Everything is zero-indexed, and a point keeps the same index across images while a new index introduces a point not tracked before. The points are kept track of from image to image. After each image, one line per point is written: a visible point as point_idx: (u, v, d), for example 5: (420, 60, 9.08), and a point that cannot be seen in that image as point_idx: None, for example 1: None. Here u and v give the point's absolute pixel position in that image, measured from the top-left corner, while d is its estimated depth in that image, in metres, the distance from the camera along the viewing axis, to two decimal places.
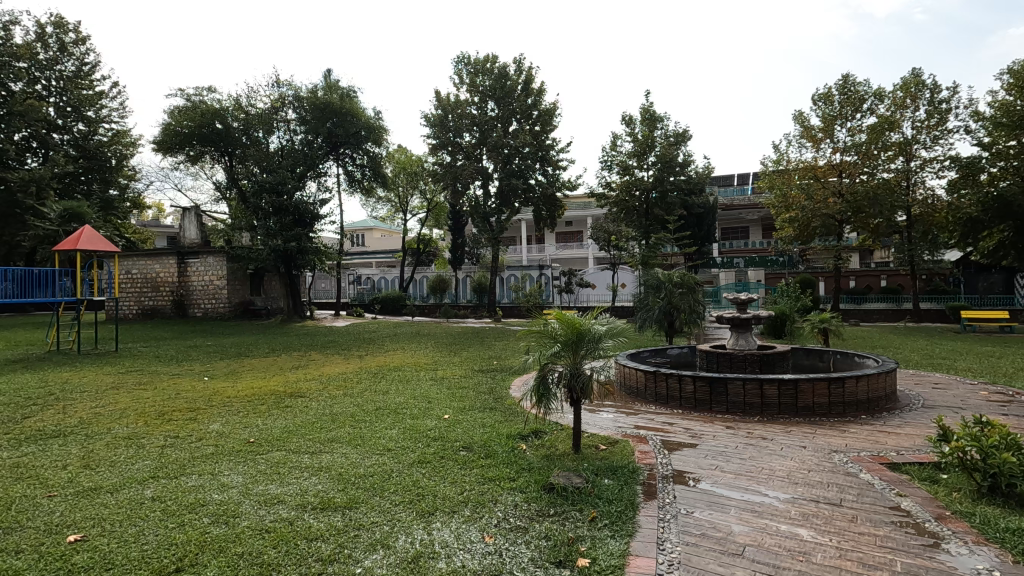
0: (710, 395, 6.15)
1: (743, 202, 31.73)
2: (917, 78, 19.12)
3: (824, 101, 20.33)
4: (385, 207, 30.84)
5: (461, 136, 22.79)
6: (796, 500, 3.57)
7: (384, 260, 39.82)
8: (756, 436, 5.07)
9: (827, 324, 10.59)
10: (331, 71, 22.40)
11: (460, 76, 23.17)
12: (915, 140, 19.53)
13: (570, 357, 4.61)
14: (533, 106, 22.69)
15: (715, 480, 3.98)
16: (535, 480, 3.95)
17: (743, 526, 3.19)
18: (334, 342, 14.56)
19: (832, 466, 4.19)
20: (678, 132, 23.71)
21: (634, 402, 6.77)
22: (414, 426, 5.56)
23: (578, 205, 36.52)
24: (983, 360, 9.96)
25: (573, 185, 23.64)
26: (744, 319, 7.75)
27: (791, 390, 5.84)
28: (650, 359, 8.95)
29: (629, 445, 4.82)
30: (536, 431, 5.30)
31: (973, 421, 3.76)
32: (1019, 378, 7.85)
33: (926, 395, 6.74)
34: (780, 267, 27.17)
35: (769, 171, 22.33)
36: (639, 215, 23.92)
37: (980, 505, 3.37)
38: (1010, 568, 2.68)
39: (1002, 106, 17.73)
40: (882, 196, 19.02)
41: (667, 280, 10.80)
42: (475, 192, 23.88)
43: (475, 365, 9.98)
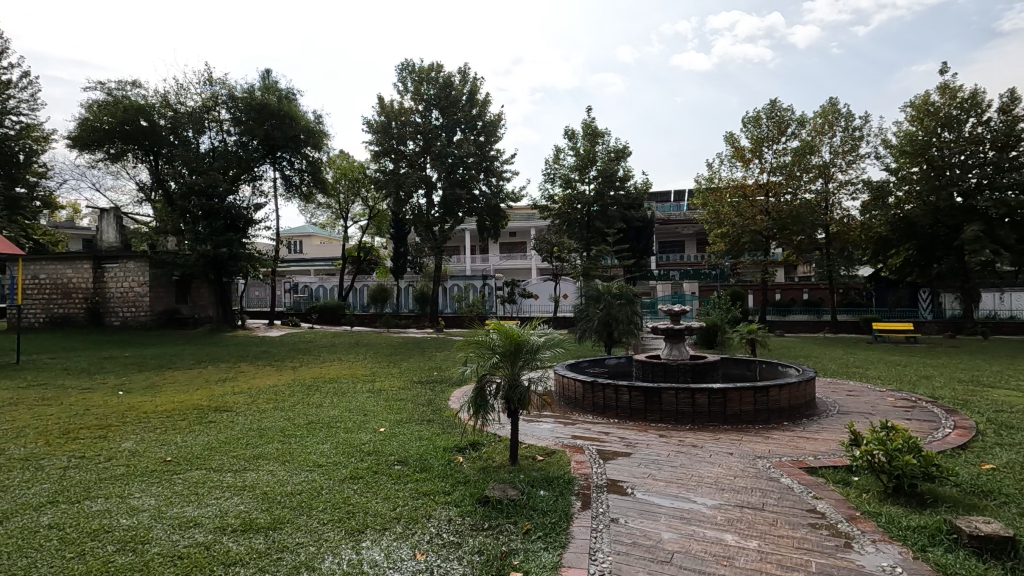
0: (646, 403, 6.31)
1: (679, 217, 33.06)
2: (834, 107, 20.61)
3: (753, 124, 21.54)
4: (324, 213, 29.94)
5: (405, 144, 22.49)
6: (723, 505, 3.70)
7: (324, 268, 38.68)
8: (687, 444, 5.24)
9: (754, 334, 11.17)
10: (269, 71, 21.63)
11: (404, 84, 22.92)
12: (832, 164, 21.01)
13: (508, 368, 4.59)
14: (478, 116, 22.77)
15: (648, 488, 4.06)
16: (470, 493, 3.89)
17: (672, 533, 3.27)
18: (265, 353, 13.91)
19: (756, 472, 4.38)
20: (618, 148, 24.37)
21: (573, 411, 6.85)
22: (347, 440, 5.39)
23: (522, 216, 36.83)
24: (892, 368, 10.77)
25: (516, 196, 23.82)
26: (678, 330, 8.01)
27: (720, 398, 6.07)
28: (589, 368, 9.10)
29: (565, 455, 4.87)
30: (474, 443, 5.26)
31: (880, 426, 4.02)
32: (921, 386, 8.54)
33: (841, 401, 7.21)
34: (712, 280, 28.42)
35: (702, 188, 23.35)
36: (580, 227, 24.44)
37: (886, 505, 3.61)
38: (910, 564, 2.87)
39: (906, 135, 19.45)
40: (805, 214, 20.30)
41: (606, 291, 11.07)
42: (418, 201, 23.67)
43: (415, 376, 9.79)
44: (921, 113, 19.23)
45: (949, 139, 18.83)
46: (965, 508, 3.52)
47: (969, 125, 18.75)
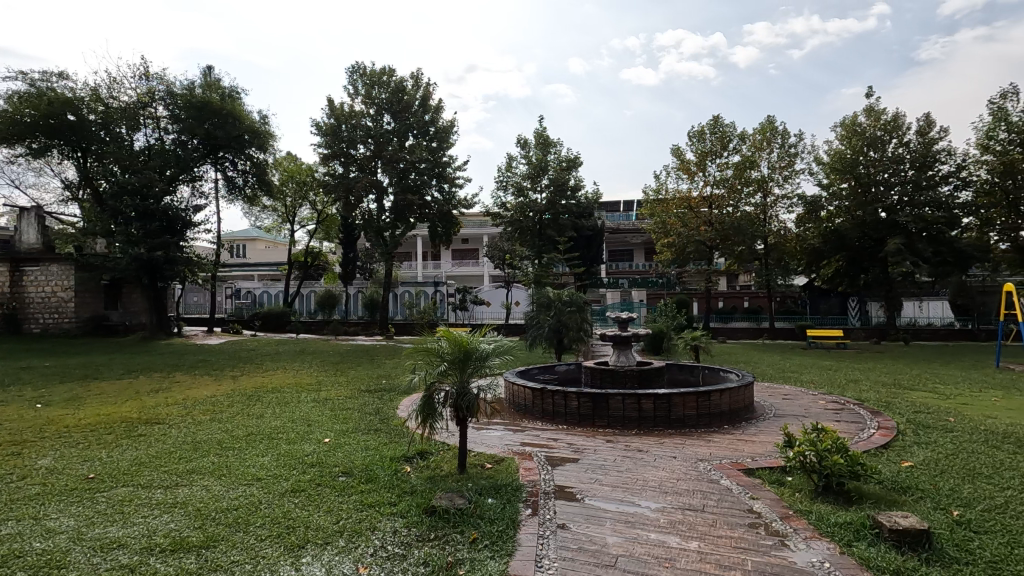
0: (594, 409, 6.40)
1: (628, 226, 33.89)
2: (772, 125, 21.69)
3: (698, 138, 22.39)
4: (269, 216, 28.94)
5: (355, 147, 22.11)
6: (666, 508, 3.79)
7: (269, 273, 37.33)
8: (633, 449, 5.35)
9: (698, 341, 11.55)
10: (211, 68, 20.81)
11: (354, 87, 22.53)
12: (771, 178, 22.08)
13: (457, 375, 4.56)
14: (430, 122, 22.62)
15: (595, 494, 4.11)
16: (417, 503, 3.82)
17: (617, 537, 3.33)
18: (203, 362, 13.27)
19: (698, 474, 4.52)
20: (570, 158, 24.80)
21: (522, 418, 6.87)
22: (289, 452, 5.19)
23: (474, 223, 36.80)
24: (824, 373, 11.37)
25: (468, 203, 23.77)
26: (625, 337, 8.18)
27: (665, 404, 6.23)
28: (539, 375, 9.16)
29: (514, 463, 4.87)
30: (422, 452, 5.18)
31: (812, 428, 4.23)
32: (850, 389, 9.05)
33: (777, 405, 7.55)
34: (659, 288, 29.25)
35: (649, 199, 24.04)
36: (533, 235, 24.62)
37: (816, 503, 3.80)
38: (838, 558, 3.03)
39: (836, 153, 20.71)
40: (745, 226, 21.25)
41: (557, 299, 11.19)
42: (368, 206, 23.26)
43: (363, 385, 9.57)
44: (849, 133, 20.51)
45: (874, 157, 20.18)
46: (887, 504, 3.75)
47: (892, 146, 20.17)
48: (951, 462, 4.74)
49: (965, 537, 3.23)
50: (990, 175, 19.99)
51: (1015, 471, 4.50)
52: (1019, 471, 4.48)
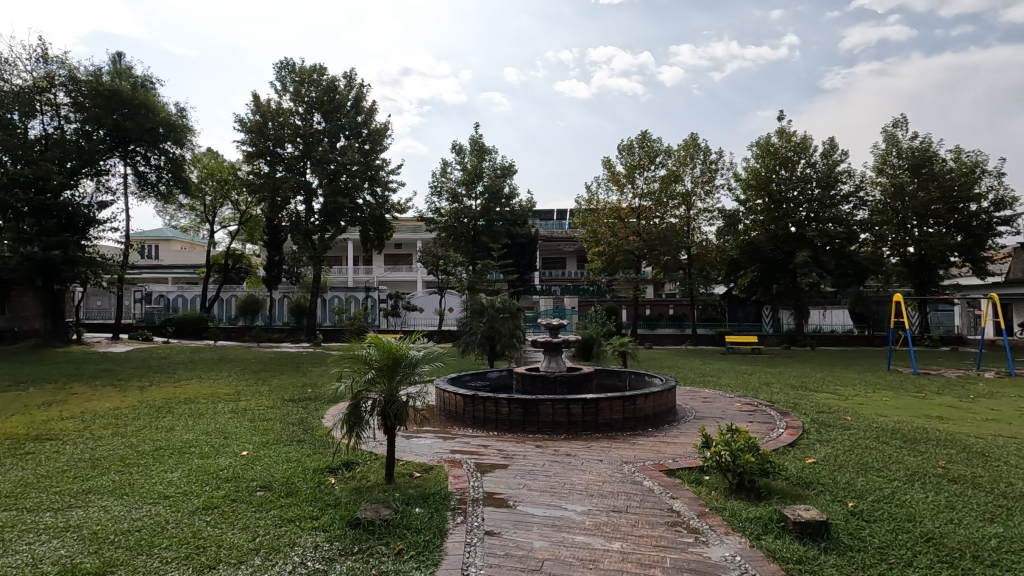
0: (524, 415, 6.45)
1: (561, 235, 34.61)
2: (695, 142, 22.87)
3: (627, 151, 23.24)
4: (186, 215, 27.19)
5: (283, 147, 21.25)
6: (592, 511, 3.88)
7: (184, 275, 34.95)
8: (562, 453, 5.44)
9: (625, 347, 11.95)
10: (121, 54, 19.32)
11: (282, 83, 21.64)
12: (694, 192, 23.23)
13: (385, 383, 4.45)
14: (363, 124, 22.08)
15: (523, 499, 4.15)
16: (340, 516, 3.69)
17: (543, 541, 3.37)
18: (106, 371, 12.20)
19: (622, 477, 4.66)
20: (504, 165, 25.01)
21: (453, 426, 6.82)
22: (202, 467, 4.87)
23: (408, 228, 36.26)
24: (739, 377, 12.08)
25: (402, 207, 23.39)
26: (556, 343, 8.32)
27: (593, 408, 6.39)
28: (472, 382, 9.12)
29: (443, 471, 4.83)
30: (347, 463, 5.02)
31: (727, 429, 4.47)
32: (762, 392, 9.67)
33: (698, 408, 7.92)
34: (590, 295, 30.00)
35: (581, 209, 24.65)
36: (466, 241, 24.53)
37: (730, 500, 4.03)
38: (748, 551, 3.22)
39: (752, 171, 22.16)
40: (670, 237, 22.25)
41: (489, 305, 11.22)
42: (296, 207, 22.40)
43: (286, 394, 9.14)
44: (764, 153, 22.00)
45: (785, 176, 21.78)
46: (792, 498, 4.03)
47: (801, 166, 21.83)
48: (847, 457, 5.17)
49: (858, 526, 3.53)
50: (883, 196, 22.08)
51: (900, 464, 4.97)
52: (903, 464, 4.96)
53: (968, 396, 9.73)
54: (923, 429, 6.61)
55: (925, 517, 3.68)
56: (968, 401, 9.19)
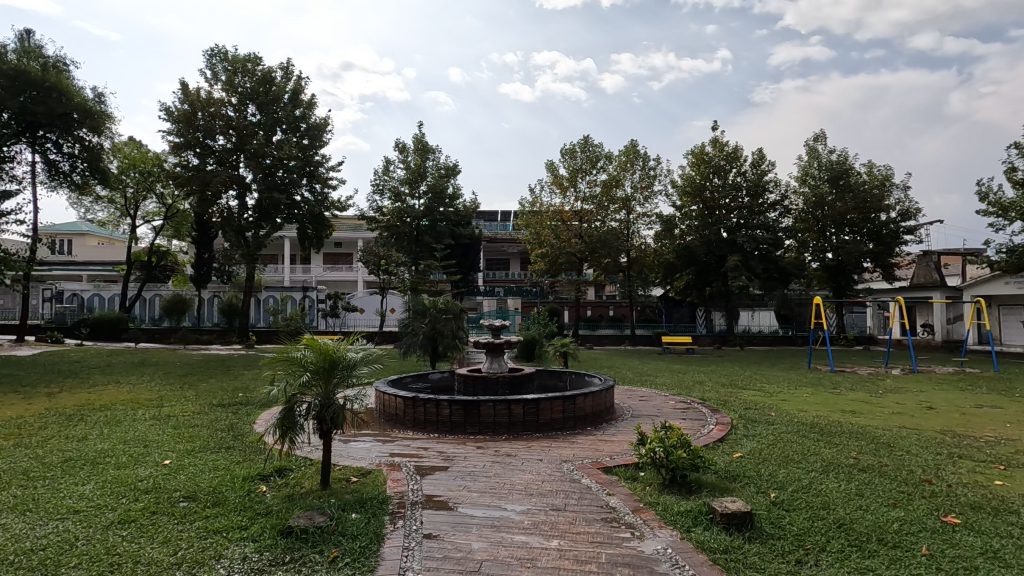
0: (465, 417, 6.43)
1: (504, 236, 34.76)
2: (635, 148, 23.56)
3: (570, 155, 23.66)
4: (104, 208, 25.31)
5: (213, 138, 20.20)
6: (531, 510, 3.92)
7: (102, 273, 32.51)
8: (503, 454, 5.45)
9: (566, 348, 12.15)
10: (29, 31, 17.75)
11: (213, 71, 20.57)
12: (634, 197, 23.91)
13: (321, 386, 4.32)
14: (301, 118, 21.23)
15: (464, 501, 4.13)
16: (271, 525, 3.54)
17: (481, 542, 3.37)
18: (8, 377, 11.17)
19: (561, 475, 4.73)
20: (448, 165, 24.86)
21: (392, 428, 6.70)
22: (119, 478, 4.55)
23: (349, 227, 35.30)
24: (674, 376, 12.54)
25: (342, 205, 22.75)
26: (498, 344, 8.34)
27: (533, 409, 6.46)
28: (412, 384, 8.98)
29: (382, 474, 4.73)
30: (280, 469, 4.83)
31: (661, 426, 4.63)
32: (695, 390, 10.07)
33: (635, 406, 8.15)
34: (533, 296, 30.25)
35: (525, 211, 24.82)
36: (409, 242, 24.15)
37: (663, 494, 4.18)
38: (678, 544, 3.34)
39: (687, 178, 23.12)
40: (610, 240, 22.83)
41: (431, 306, 11.12)
42: (228, 202, 21.35)
43: (215, 399, 8.67)
44: (699, 161, 22.98)
45: (718, 183, 22.85)
46: (720, 491, 4.23)
47: (732, 174, 22.97)
48: (770, 451, 5.48)
49: (779, 515, 3.75)
50: (805, 205, 23.57)
51: (817, 456, 5.33)
52: (819, 455, 5.32)
53: (877, 391, 10.54)
54: (838, 423, 7.10)
55: (837, 504, 3.96)
56: (877, 396, 9.94)
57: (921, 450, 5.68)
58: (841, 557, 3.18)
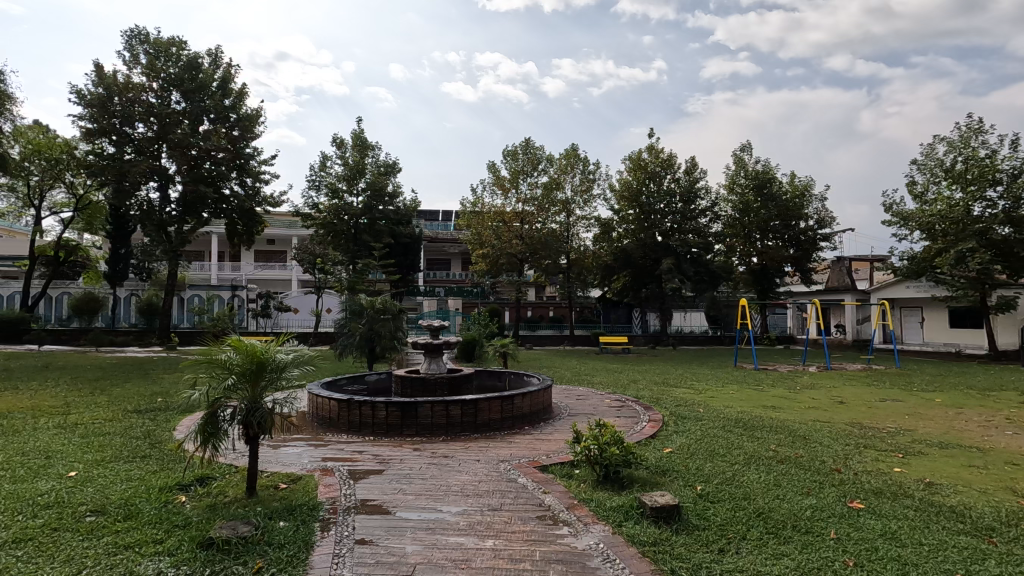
0: (402, 419, 6.32)
1: (446, 236, 34.55)
2: (575, 152, 24.00)
3: (511, 157, 23.81)
4: (3, 198, 23.03)
5: (132, 126, 18.89)
6: (467, 511, 3.91)
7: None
8: (440, 455, 5.40)
9: (506, 348, 12.21)
10: None
11: (133, 54, 19.20)
12: (573, 200, 24.35)
13: (247, 390, 4.11)
14: (231, 108, 20.17)
15: (399, 504, 4.06)
16: (190, 537, 3.34)
17: (415, 545, 3.33)
18: None
19: (498, 475, 4.74)
20: (388, 163, 24.38)
21: (326, 433, 6.49)
22: (14, 494, 4.14)
23: (282, 223, 33.93)
24: (610, 375, 12.88)
25: (275, 201, 21.80)
26: (436, 344, 8.24)
27: (472, 409, 6.44)
28: (347, 387, 8.74)
29: (313, 480, 4.57)
30: (202, 478, 4.57)
31: (596, 424, 4.73)
32: (630, 389, 10.38)
33: (572, 405, 8.29)
34: (474, 297, 30.16)
35: (467, 211, 24.72)
36: (347, 240, 23.49)
37: (597, 491, 4.28)
38: (610, 538, 3.43)
39: (625, 183, 23.82)
40: (551, 242, 23.16)
41: (368, 307, 10.84)
42: (148, 194, 20.03)
43: (130, 405, 8.08)
44: (636, 167, 23.72)
45: (654, 189, 23.67)
46: (651, 486, 4.38)
47: (666, 181, 23.88)
48: (698, 445, 5.74)
49: (704, 507, 3.93)
50: (733, 211, 24.82)
51: (741, 449, 5.63)
52: (743, 449, 5.62)
53: (795, 388, 11.24)
54: (760, 418, 7.52)
55: (757, 495, 4.20)
56: (795, 392, 10.61)
57: (832, 441, 6.12)
58: (759, 544, 3.36)
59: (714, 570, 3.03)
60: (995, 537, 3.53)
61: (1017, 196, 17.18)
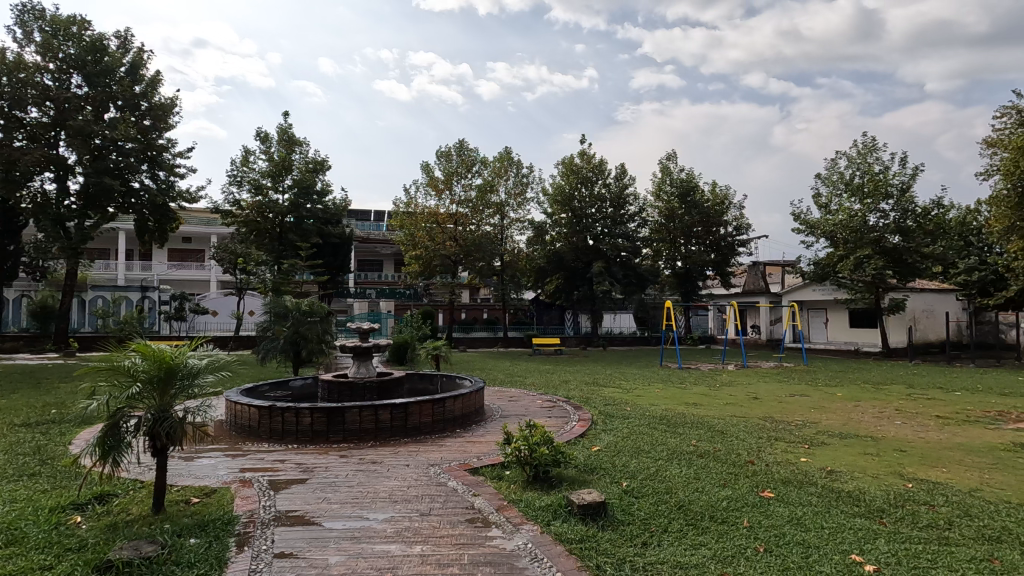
0: (328, 425, 6.10)
1: (378, 237, 33.79)
2: (509, 155, 24.17)
3: (445, 158, 23.65)
4: None
5: (23, 110, 17.10)
6: (395, 517, 3.82)
7: None
8: (368, 461, 5.26)
9: (438, 350, 12.10)
10: None
11: (25, 30, 17.41)
12: (507, 203, 24.50)
13: (155, 398, 3.83)
14: (142, 95, 18.71)
15: (323, 513, 3.91)
16: (84, 561, 3.05)
17: (339, 555, 3.21)
18: None
19: (428, 479, 4.67)
20: (317, 160, 23.45)
21: (245, 442, 6.15)
22: None
23: (199, 220, 31.91)
24: (543, 377, 13.06)
25: (191, 196, 20.45)
26: (366, 347, 8.01)
27: (402, 413, 6.32)
28: (270, 393, 8.33)
29: (229, 493, 4.31)
30: (101, 495, 4.19)
31: (526, 425, 4.76)
32: (561, 389, 10.57)
33: (504, 407, 8.33)
34: (407, 299, 29.65)
35: (399, 212, 24.26)
36: (271, 239, 22.42)
37: (527, 491, 4.31)
38: (539, 538, 3.46)
39: (558, 187, 24.28)
40: (485, 244, 23.16)
41: (294, 308, 10.38)
42: (42, 185, 18.20)
43: (17, 419, 7.28)
44: (569, 171, 24.24)
45: (585, 193, 24.27)
46: (578, 484, 4.47)
47: (597, 186, 24.57)
48: (624, 443, 5.91)
49: (629, 502, 4.06)
50: (660, 217, 25.89)
51: (664, 445, 5.86)
52: (666, 445, 5.87)
53: (715, 386, 11.86)
54: (683, 415, 7.86)
55: (679, 488, 4.39)
56: (714, 389, 11.21)
57: (746, 435, 6.51)
58: (679, 536, 3.51)
59: (637, 562, 3.13)
60: (885, 518, 3.88)
61: (905, 208, 19.03)
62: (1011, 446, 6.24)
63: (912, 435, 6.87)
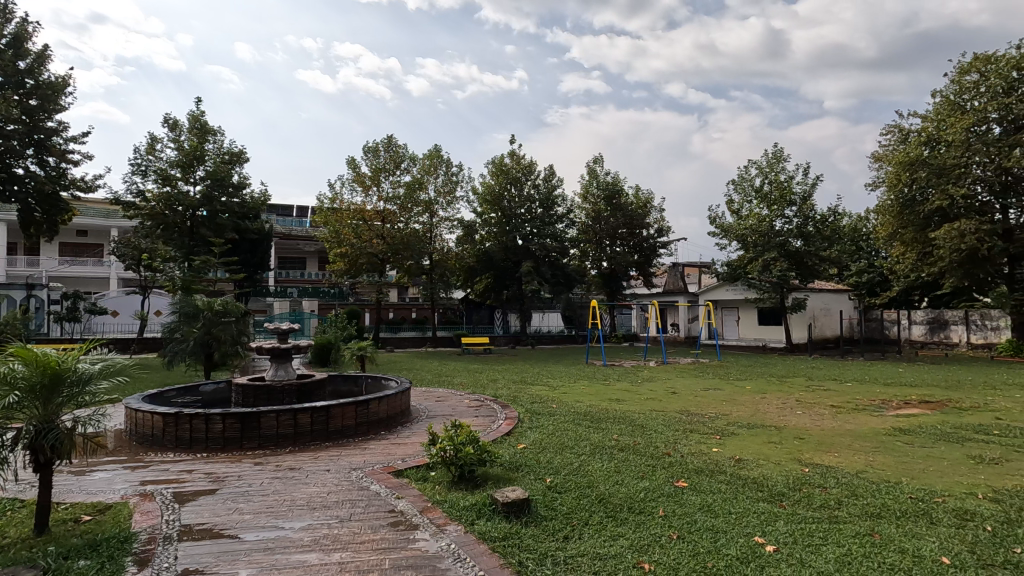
0: (242, 431, 5.78)
1: (300, 234, 32.40)
2: (438, 153, 23.91)
3: (373, 153, 23.06)
4: None
5: None
6: (313, 525, 3.68)
7: None
8: (285, 468, 5.02)
9: (363, 351, 11.77)
10: None
11: None
12: (436, 201, 24.22)
13: (37, 409, 3.46)
14: (26, 72, 16.83)
15: (234, 525, 3.69)
16: None
17: (250, 568, 3.04)
18: None
19: (349, 484, 4.52)
20: (233, 151, 22.09)
21: (147, 452, 5.70)
22: None
23: (96, 212, 29.19)
24: (471, 376, 13.04)
25: (87, 185, 18.66)
26: (285, 349, 7.64)
27: (323, 416, 6.09)
28: (177, 399, 7.77)
29: (126, 508, 3.97)
30: None
31: (452, 424, 4.73)
32: (489, 388, 10.59)
33: (430, 407, 8.22)
34: (331, 298, 28.62)
35: (324, 208, 23.38)
36: (180, 234, 20.90)
37: (452, 491, 4.29)
38: (462, 538, 3.45)
39: (487, 187, 24.35)
40: (414, 243, 22.77)
41: (206, 308, 9.71)
42: None
43: None
44: (498, 171, 24.35)
45: (514, 193, 24.57)
46: (504, 482, 4.50)
47: (526, 186, 24.93)
48: (549, 439, 6.03)
49: (552, 498, 4.14)
50: (587, 219, 26.57)
51: (587, 440, 6.04)
52: (589, 440, 6.03)
53: (636, 382, 12.34)
54: (606, 411, 8.11)
55: (599, 482, 4.53)
56: (636, 385, 11.66)
57: (664, 428, 6.82)
58: (599, 528, 3.62)
59: (558, 556, 3.19)
60: (784, 501, 4.20)
61: (806, 214, 20.67)
62: (892, 430, 6.94)
63: (809, 424, 7.46)
